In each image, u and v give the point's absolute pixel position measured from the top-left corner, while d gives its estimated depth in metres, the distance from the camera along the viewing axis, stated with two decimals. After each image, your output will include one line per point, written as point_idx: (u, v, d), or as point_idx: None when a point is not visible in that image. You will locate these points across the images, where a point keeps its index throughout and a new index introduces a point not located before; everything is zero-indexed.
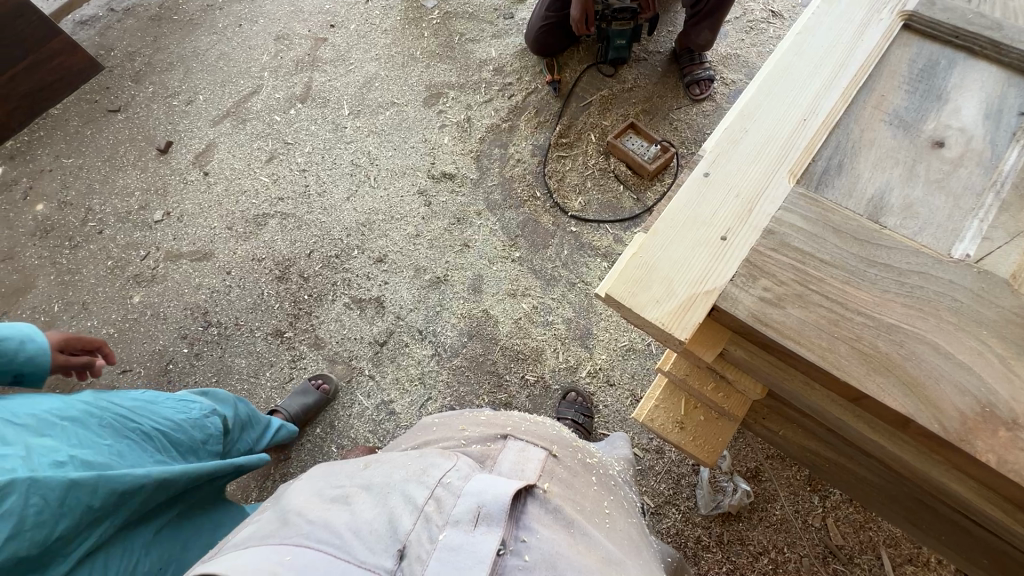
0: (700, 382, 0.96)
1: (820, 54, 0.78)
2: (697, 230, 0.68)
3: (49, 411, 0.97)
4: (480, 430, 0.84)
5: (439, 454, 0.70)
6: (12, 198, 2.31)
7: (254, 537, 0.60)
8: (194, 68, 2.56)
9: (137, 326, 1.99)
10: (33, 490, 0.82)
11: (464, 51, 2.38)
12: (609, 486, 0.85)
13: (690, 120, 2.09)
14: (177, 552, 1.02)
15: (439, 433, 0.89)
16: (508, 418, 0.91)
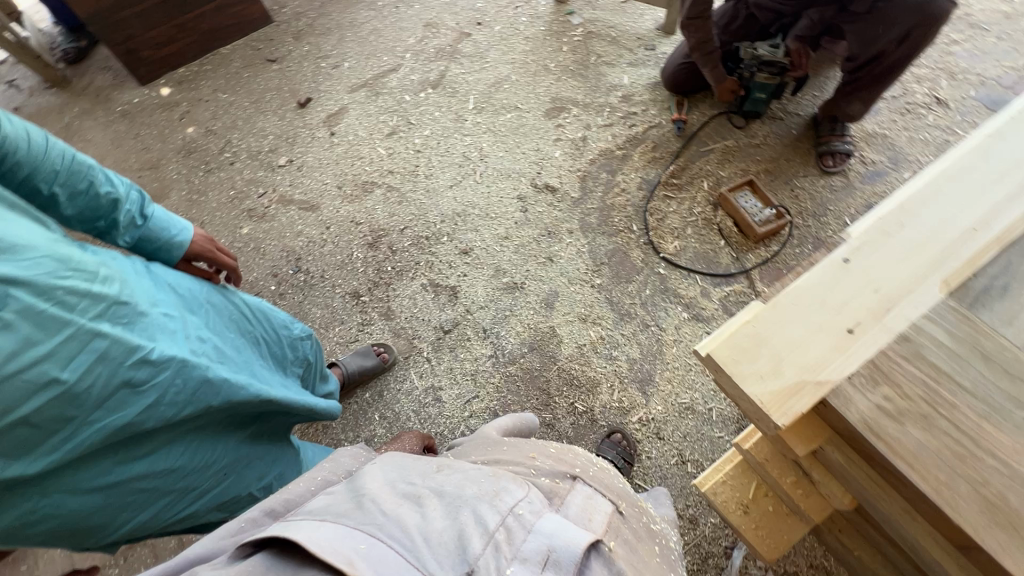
0: (780, 474, 0.94)
1: (1009, 163, 0.71)
2: (821, 316, 0.64)
3: (203, 303, 1.06)
4: (550, 463, 0.82)
5: (512, 481, 0.70)
6: (171, 117, 2.62)
7: (329, 512, 0.62)
8: (347, 37, 2.77)
9: (239, 255, 2.17)
10: (182, 370, 0.89)
11: (597, 73, 2.40)
12: (669, 561, 0.81)
13: (814, 191, 1.97)
14: (242, 465, 1.08)
15: (508, 453, 0.88)
16: (575, 456, 0.89)
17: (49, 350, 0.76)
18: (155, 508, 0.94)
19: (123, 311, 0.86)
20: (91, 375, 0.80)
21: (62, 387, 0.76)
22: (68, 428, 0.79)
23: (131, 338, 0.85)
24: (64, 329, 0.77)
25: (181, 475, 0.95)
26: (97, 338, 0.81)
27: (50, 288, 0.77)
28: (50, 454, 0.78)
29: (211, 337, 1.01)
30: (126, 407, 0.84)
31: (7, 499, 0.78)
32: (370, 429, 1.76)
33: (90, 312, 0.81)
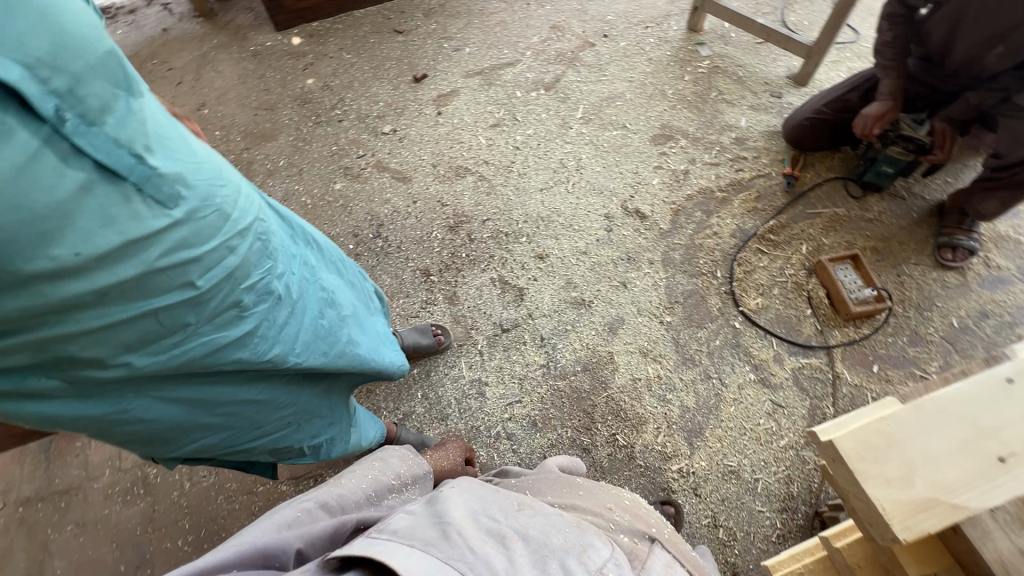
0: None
1: None
2: (941, 449, 0.80)
3: (309, 239, 1.09)
4: (628, 522, 0.87)
5: (596, 538, 0.71)
6: (295, 66, 2.76)
7: (417, 537, 0.63)
8: (474, 24, 2.82)
9: (327, 208, 2.26)
10: None
11: (714, 109, 2.33)
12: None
13: (923, 282, 1.83)
14: (301, 420, 1.12)
15: (585, 499, 0.94)
16: (649, 514, 0.96)
17: (197, 258, 0.77)
18: (221, 429, 0.97)
19: (259, 231, 0.88)
20: (221, 289, 0.81)
21: (195, 294, 0.78)
22: (183, 336, 0.81)
23: (259, 259, 0.87)
24: (213, 239, 0.79)
25: (250, 413, 0.99)
26: (234, 255, 0.82)
27: (211, 196, 0.79)
28: (160, 357, 0.80)
29: (313, 276, 1.04)
30: (238, 328, 0.86)
31: (109, 388, 0.80)
32: (410, 405, 1.79)
33: (235, 227, 0.83)
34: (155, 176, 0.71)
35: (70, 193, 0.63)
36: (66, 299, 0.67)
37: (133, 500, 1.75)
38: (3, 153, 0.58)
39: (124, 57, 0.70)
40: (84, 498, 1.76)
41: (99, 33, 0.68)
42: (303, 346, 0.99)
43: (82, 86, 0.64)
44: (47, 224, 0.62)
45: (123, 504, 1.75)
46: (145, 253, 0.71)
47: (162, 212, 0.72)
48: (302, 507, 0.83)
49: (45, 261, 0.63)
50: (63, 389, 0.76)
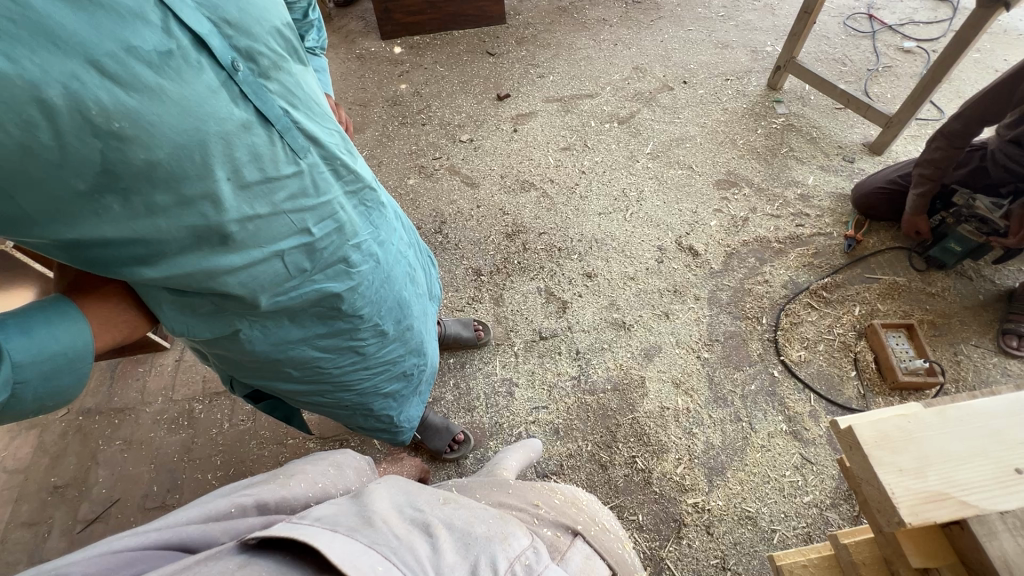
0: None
1: None
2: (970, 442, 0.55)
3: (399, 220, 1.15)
4: (553, 518, 0.88)
5: (518, 526, 0.72)
6: (392, 72, 3.01)
7: (340, 524, 0.62)
8: (562, 56, 3.00)
9: (398, 200, 2.43)
10: (376, 271, 0.98)
11: (783, 164, 2.36)
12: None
13: (981, 366, 1.76)
14: (365, 403, 1.17)
15: (513, 497, 0.94)
16: (579, 509, 0.96)
17: (315, 206, 0.82)
18: (296, 380, 1.03)
19: (368, 196, 0.94)
20: (329, 239, 0.86)
21: (308, 239, 0.83)
22: (298, 281, 0.85)
23: (361, 221, 0.92)
24: (328, 191, 0.84)
25: (325, 374, 1.04)
26: (343, 210, 0.87)
27: (334, 155, 0.84)
28: (277, 295, 0.84)
29: (403, 250, 1.09)
30: (339, 281, 0.91)
31: (230, 321, 0.85)
32: (441, 390, 1.86)
33: (348, 186, 0.88)
34: (295, 129, 0.77)
35: (235, 130, 0.68)
36: (219, 224, 0.71)
37: (177, 429, 1.89)
38: (192, 86, 0.64)
39: (293, 35, 0.78)
40: (136, 419, 1.92)
41: (275, 7, 0.75)
42: (383, 314, 1.03)
43: (259, 48, 0.71)
44: (215, 154, 0.67)
45: (168, 431, 1.89)
46: (277, 191, 0.76)
47: (293, 160, 0.77)
48: (238, 501, 0.74)
49: (209, 183, 0.68)
50: (197, 314, 0.81)
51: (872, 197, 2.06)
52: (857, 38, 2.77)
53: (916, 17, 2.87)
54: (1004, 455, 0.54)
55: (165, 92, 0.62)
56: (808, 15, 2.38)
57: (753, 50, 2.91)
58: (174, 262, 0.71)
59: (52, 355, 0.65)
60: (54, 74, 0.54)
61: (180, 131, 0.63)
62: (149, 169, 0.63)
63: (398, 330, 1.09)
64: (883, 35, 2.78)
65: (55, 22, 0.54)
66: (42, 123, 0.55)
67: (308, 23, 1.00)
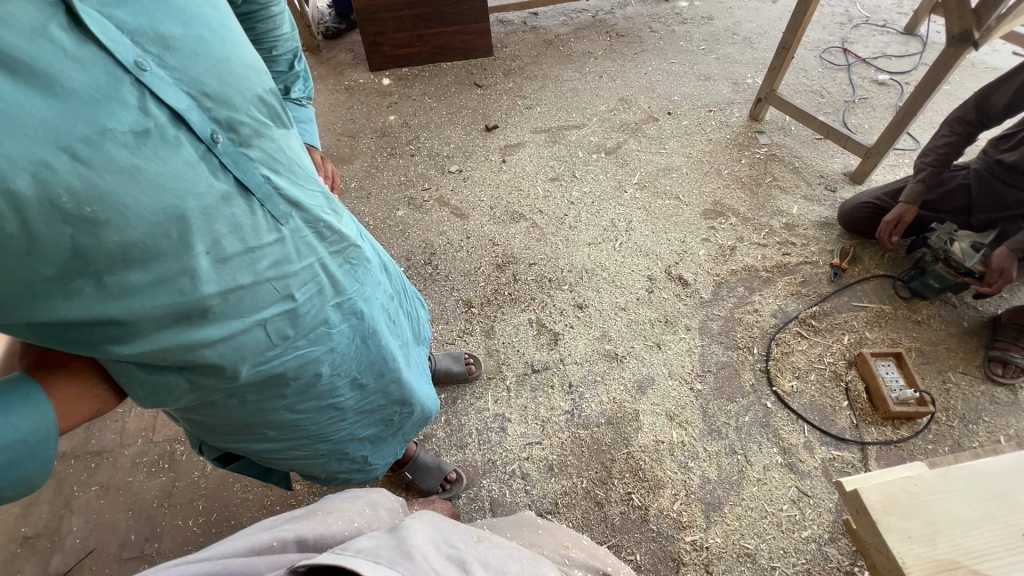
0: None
1: None
2: (975, 510, 0.57)
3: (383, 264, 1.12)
4: (583, 560, 0.90)
5: (551, 571, 0.69)
6: (381, 103, 3.04)
7: (380, 555, 0.61)
8: (548, 88, 3.06)
9: (387, 231, 2.42)
10: (359, 327, 0.94)
11: (767, 193, 2.41)
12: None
13: (970, 393, 1.77)
14: (338, 453, 1.14)
15: (541, 535, 0.97)
16: (607, 557, 0.99)
17: (294, 271, 0.78)
18: (273, 442, 0.99)
19: (353, 254, 0.90)
20: (309, 304, 0.83)
21: (290, 304, 0.80)
22: (279, 349, 0.82)
23: (347, 280, 0.89)
24: (309, 255, 0.80)
25: (301, 431, 0.99)
26: (324, 272, 0.84)
27: (318, 218, 0.80)
28: (258, 364, 0.80)
29: (390, 302, 1.05)
30: (319, 344, 0.87)
31: (209, 393, 0.81)
32: (432, 426, 1.82)
33: (332, 246, 0.85)
34: (278, 196, 0.74)
35: (213, 203, 0.66)
36: (197, 299, 0.69)
37: (157, 472, 1.82)
38: (169, 163, 0.62)
39: (276, 101, 0.76)
40: (113, 463, 1.85)
41: (259, 73, 0.73)
42: (361, 367, 1.00)
43: (240, 117, 0.69)
44: (193, 229, 0.65)
45: (148, 475, 1.82)
46: (258, 260, 0.73)
47: (275, 226, 0.74)
48: (278, 536, 0.74)
49: (185, 259, 0.66)
50: (175, 392, 0.77)
51: (857, 209, 2.12)
52: (833, 71, 2.87)
53: (888, 51, 2.98)
54: (1012, 520, 0.56)
55: (141, 172, 0.60)
56: (785, 51, 2.45)
57: (734, 82, 2.99)
58: (149, 340, 0.68)
59: (14, 444, 0.61)
60: (23, 164, 0.52)
61: (156, 210, 0.61)
62: (122, 251, 0.61)
63: (378, 383, 1.06)
64: (858, 68, 2.88)
65: (26, 113, 0.52)
66: (10, 214, 0.53)
67: (294, 74, 1.01)
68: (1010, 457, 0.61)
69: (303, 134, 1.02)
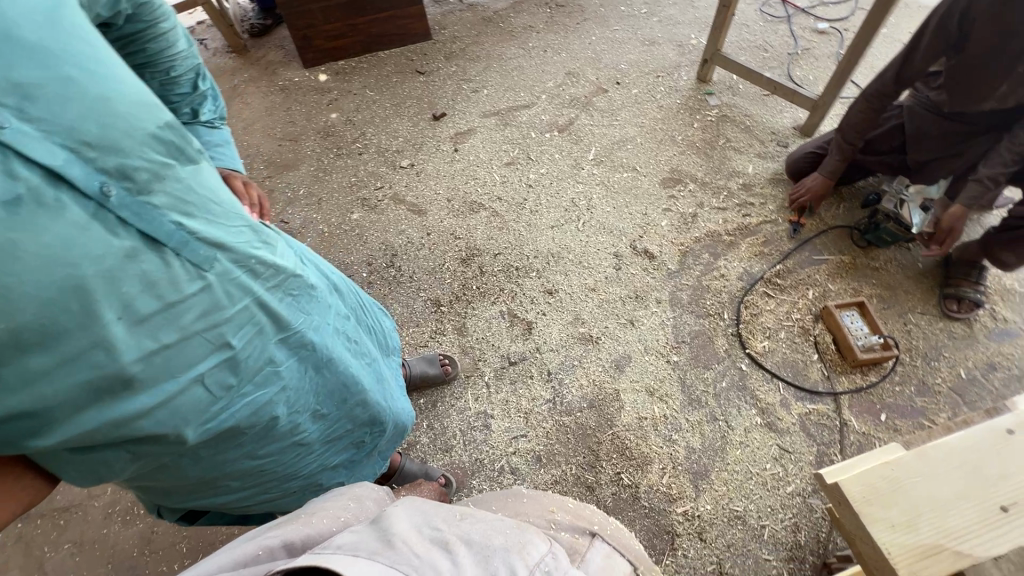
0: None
1: None
2: (948, 493, 0.86)
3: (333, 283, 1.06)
4: (571, 521, 0.79)
5: (538, 534, 0.65)
6: (321, 101, 2.89)
7: (358, 548, 0.57)
8: (493, 68, 2.96)
9: (343, 237, 2.33)
10: (311, 358, 0.89)
11: (722, 155, 2.41)
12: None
13: (930, 332, 1.84)
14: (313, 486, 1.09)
15: (525, 504, 0.87)
16: (594, 512, 0.86)
17: (228, 317, 0.73)
18: (239, 490, 0.94)
19: (294, 284, 0.84)
20: (251, 347, 0.78)
21: (229, 353, 0.75)
22: (224, 402, 0.77)
23: (290, 313, 0.84)
24: (243, 297, 0.75)
25: (267, 474, 0.95)
26: (262, 311, 0.78)
27: (246, 256, 0.75)
28: (205, 423, 0.76)
29: (345, 322, 1.01)
30: (269, 385, 0.83)
31: (154, 461, 0.76)
32: (415, 433, 1.79)
33: (269, 281, 0.79)
34: (195, 241, 0.68)
35: (117, 263, 0.60)
36: (119, 371, 0.63)
37: (133, 520, 1.74)
38: (54, 229, 0.55)
39: (178, 134, 0.68)
40: (84, 516, 1.75)
41: (151, 105, 0.66)
42: (322, 397, 0.96)
43: (132, 162, 0.62)
44: (97, 297, 0.59)
45: (123, 524, 1.74)
46: (181, 315, 0.68)
47: (196, 274, 0.69)
48: (264, 544, 0.67)
49: (95, 331, 0.59)
50: (115, 468, 0.72)
51: (805, 166, 2.16)
52: (774, 23, 2.86)
53: None
54: (982, 498, 0.84)
55: (20, 246, 0.53)
56: (726, 9, 2.42)
57: (678, 44, 2.96)
58: (71, 424, 0.62)
59: None
60: None
61: (48, 285, 0.55)
62: (16, 336, 0.54)
63: (342, 411, 1.02)
64: (798, 18, 2.88)
65: None
66: None
67: (199, 94, 0.93)
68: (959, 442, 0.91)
69: (219, 159, 0.95)
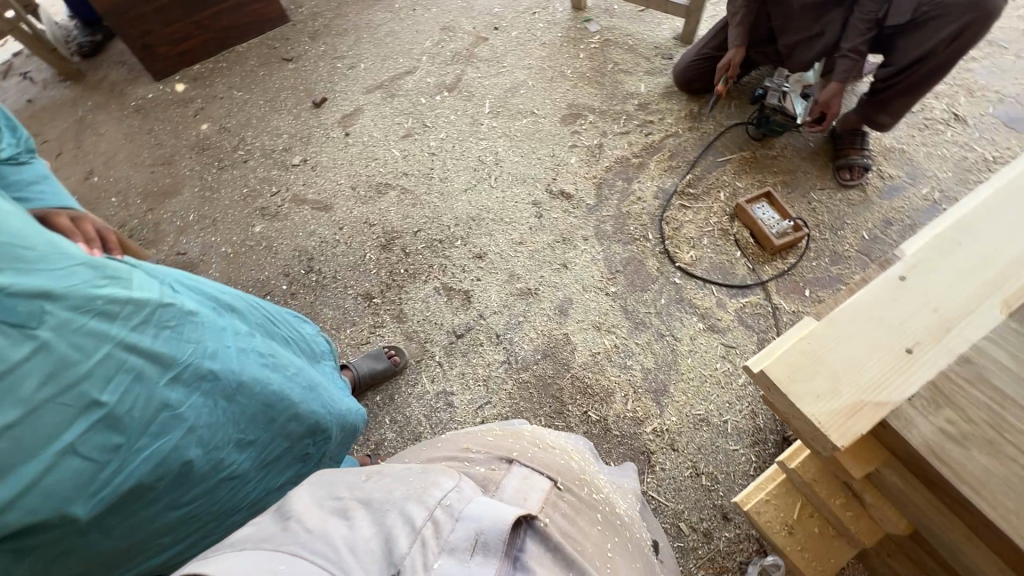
0: (830, 494, 0.84)
1: None
2: (862, 343, 0.57)
3: (234, 309, 1.07)
4: (485, 453, 0.88)
5: (443, 474, 0.71)
6: (185, 113, 2.61)
7: (250, 539, 0.59)
8: (364, 39, 2.77)
9: (251, 254, 2.16)
10: (214, 390, 0.89)
11: (614, 80, 2.40)
12: (614, 525, 0.86)
13: (831, 204, 1.96)
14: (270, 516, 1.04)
15: (445, 449, 0.96)
16: (518, 439, 0.94)
17: (88, 370, 0.76)
18: (176, 545, 0.90)
19: (166, 314, 0.88)
20: (130, 396, 0.80)
21: (101, 408, 0.77)
22: (116, 463, 0.77)
23: (167, 347, 0.86)
24: (97, 346, 0.78)
25: (203, 521, 0.92)
26: (132, 354, 0.82)
27: (84, 301, 0.79)
28: (97, 493, 0.76)
29: (249, 341, 1.02)
30: (170, 431, 0.83)
31: (54, 548, 0.75)
32: (380, 432, 1.74)
33: (132, 320, 0.84)
34: (15, 302, 0.72)
35: None
36: None
37: None
38: None
39: None
40: None
41: None
42: (244, 425, 0.94)
43: None
44: None
45: None
46: (24, 382, 0.71)
47: (27, 335, 0.72)
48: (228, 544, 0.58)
49: None
50: (14, 563, 0.72)
51: (692, 74, 2.20)
52: None
53: None
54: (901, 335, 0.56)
55: None
56: None
57: None
58: None
59: None
60: None
61: None
62: None
63: (274, 432, 1.00)
64: None
65: None
66: None
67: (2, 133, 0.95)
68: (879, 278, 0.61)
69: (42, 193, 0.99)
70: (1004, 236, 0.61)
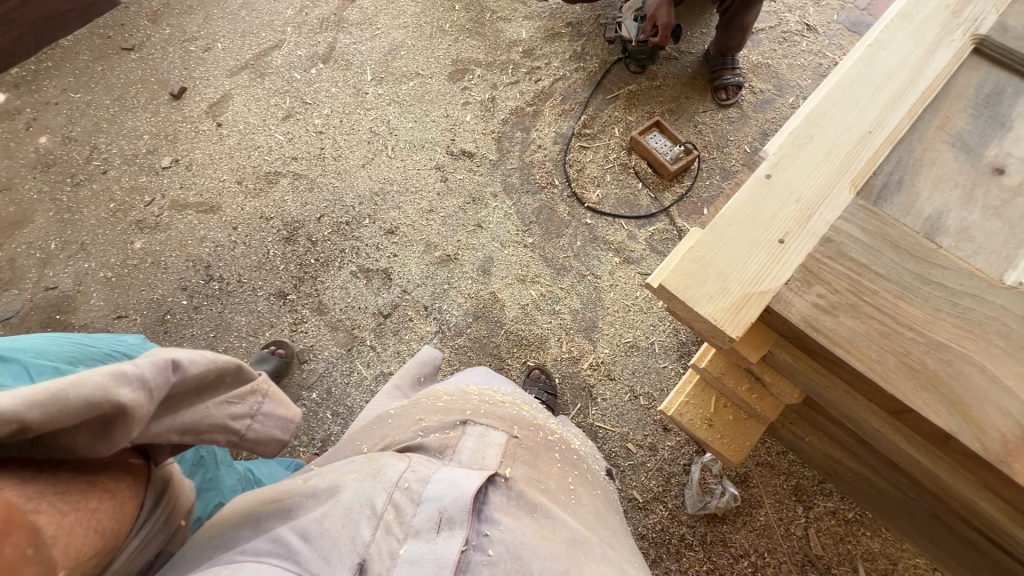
0: (736, 382, 0.93)
1: (919, 27, 0.72)
2: (740, 244, 0.62)
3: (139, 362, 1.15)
4: (439, 419, 0.88)
5: (392, 456, 0.77)
6: (14, 128, 2.23)
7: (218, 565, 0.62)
8: (215, 15, 2.48)
9: (137, 273, 1.95)
10: None
11: (494, 29, 2.34)
12: (571, 461, 0.93)
13: (714, 125, 2.09)
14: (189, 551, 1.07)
15: (396, 425, 0.94)
16: (467, 400, 0.96)
17: None
18: None
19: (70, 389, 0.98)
20: None
21: None
22: None
23: None
24: None
25: None
26: None
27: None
28: None
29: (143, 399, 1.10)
30: None
31: None
32: (325, 428, 1.69)
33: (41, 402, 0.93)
34: None
35: None
36: None
37: None
38: None
39: None
40: None
41: None
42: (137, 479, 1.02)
43: None
44: None
45: None
46: None
47: None
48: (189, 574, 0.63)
49: None
50: None
51: None
52: None
53: None
54: (768, 232, 0.62)
55: None
56: None
57: None
58: None
59: None
60: None
61: None
62: None
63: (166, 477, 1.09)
64: None
65: None
66: None
67: None
68: (747, 183, 0.66)
69: None
70: (845, 125, 0.67)
